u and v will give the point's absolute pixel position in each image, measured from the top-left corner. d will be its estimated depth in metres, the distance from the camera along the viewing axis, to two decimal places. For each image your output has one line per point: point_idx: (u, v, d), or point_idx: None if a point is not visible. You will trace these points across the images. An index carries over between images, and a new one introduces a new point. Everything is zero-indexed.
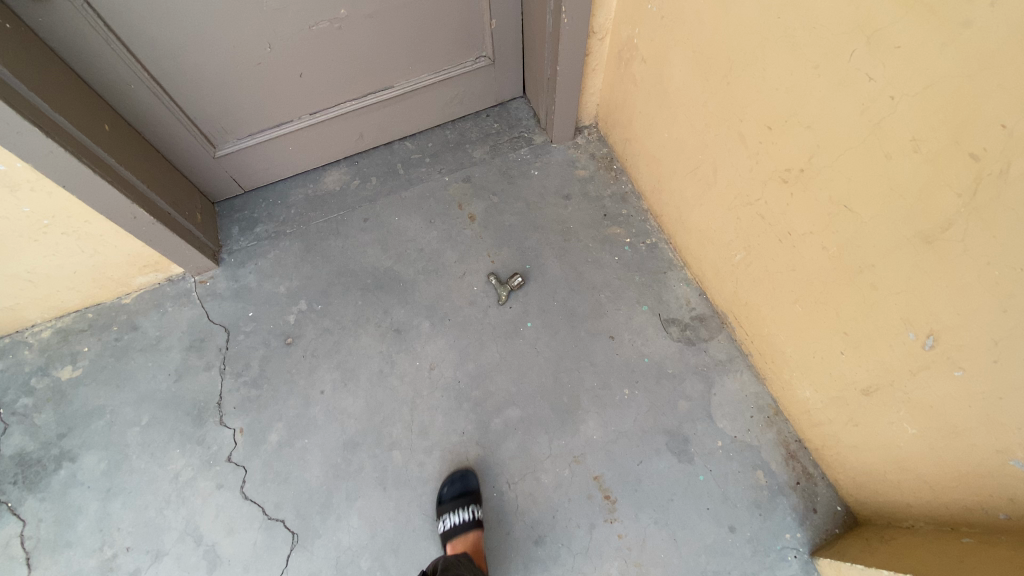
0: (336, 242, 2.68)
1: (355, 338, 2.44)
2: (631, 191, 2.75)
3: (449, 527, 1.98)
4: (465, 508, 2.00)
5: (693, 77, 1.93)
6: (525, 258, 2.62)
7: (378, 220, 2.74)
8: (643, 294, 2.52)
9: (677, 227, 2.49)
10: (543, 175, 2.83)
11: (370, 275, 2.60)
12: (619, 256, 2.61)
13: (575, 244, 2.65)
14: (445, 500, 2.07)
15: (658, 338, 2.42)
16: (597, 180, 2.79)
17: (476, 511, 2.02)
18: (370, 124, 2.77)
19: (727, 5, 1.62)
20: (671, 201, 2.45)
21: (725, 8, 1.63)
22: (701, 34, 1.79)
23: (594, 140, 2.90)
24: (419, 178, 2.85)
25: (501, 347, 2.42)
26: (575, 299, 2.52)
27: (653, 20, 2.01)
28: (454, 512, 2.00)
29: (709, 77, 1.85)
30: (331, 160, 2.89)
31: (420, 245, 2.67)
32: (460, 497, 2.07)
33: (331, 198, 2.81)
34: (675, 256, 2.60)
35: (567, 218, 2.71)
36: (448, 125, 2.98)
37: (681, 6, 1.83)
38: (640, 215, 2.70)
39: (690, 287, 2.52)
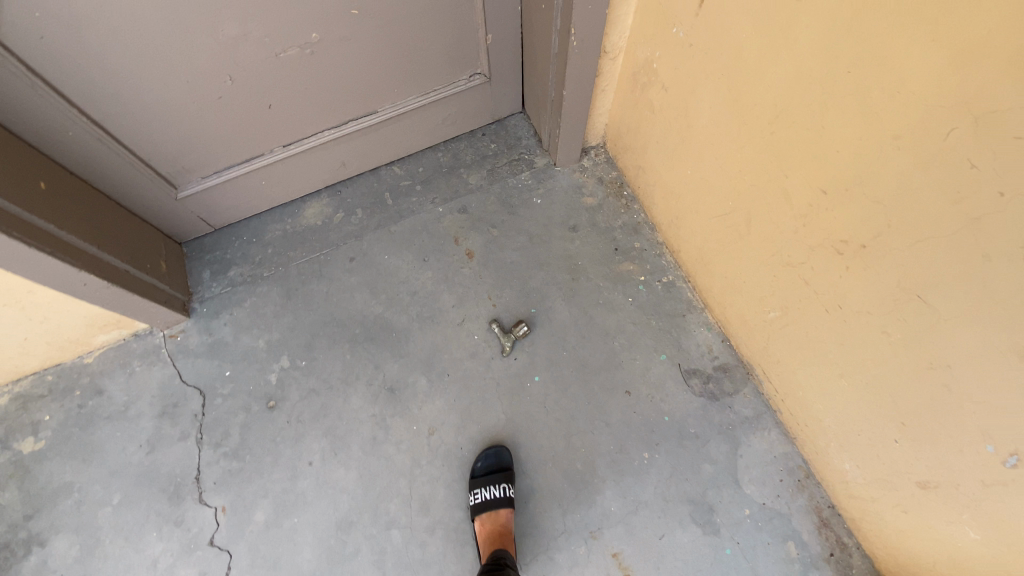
0: (319, 287, 2.42)
1: (344, 400, 2.22)
2: (645, 221, 2.48)
3: (481, 503, 1.97)
4: (498, 486, 1.99)
5: (726, 117, 1.67)
6: (529, 302, 2.36)
7: (365, 259, 2.46)
8: (661, 342, 2.29)
9: (699, 267, 2.24)
10: (547, 203, 2.54)
11: (358, 325, 2.34)
12: (633, 297, 2.36)
13: (583, 283, 2.39)
14: (478, 474, 2.05)
15: (678, 392, 2.21)
16: (607, 208, 2.52)
17: (508, 490, 1.99)
18: (354, 151, 2.48)
19: (776, 46, 1.35)
20: (693, 240, 2.19)
21: (773, 49, 1.36)
22: (738, 73, 1.52)
23: (602, 162, 2.61)
24: (409, 208, 2.56)
25: (506, 407, 2.20)
26: (586, 349, 2.28)
27: (677, 47, 1.73)
28: (487, 488, 1.99)
29: (747, 122, 1.58)
30: (311, 191, 2.59)
31: (412, 289, 2.40)
32: (492, 473, 2.04)
33: (311, 234, 2.53)
34: (696, 296, 2.35)
35: (575, 253, 2.44)
36: (440, 146, 2.68)
37: (714, 36, 1.55)
38: (656, 249, 2.44)
39: (711, 333, 2.29)
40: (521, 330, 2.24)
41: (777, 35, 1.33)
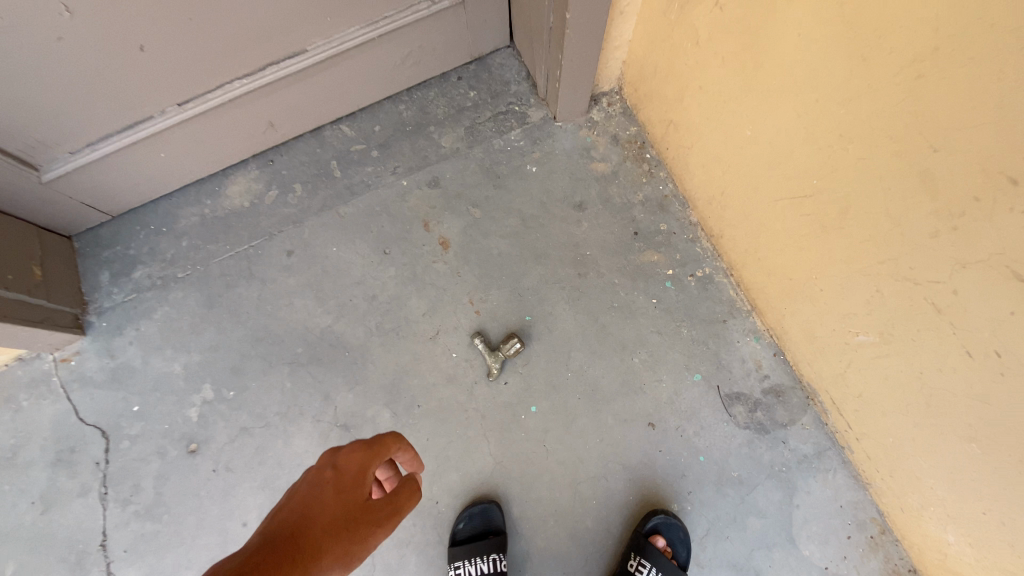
0: (250, 292, 1.86)
1: (285, 443, 1.72)
2: (675, 195, 1.87)
3: None
4: (486, 559, 1.57)
5: (829, 49, 1.05)
6: (522, 307, 1.80)
7: (307, 254, 1.88)
8: (696, 358, 1.74)
9: (749, 261, 1.66)
10: (543, 171, 1.92)
11: (300, 341, 1.80)
12: (659, 298, 1.78)
13: (592, 280, 1.81)
14: (460, 538, 1.61)
15: (717, 425, 1.69)
16: (623, 178, 1.90)
17: (498, 560, 1.60)
18: (287, 108, 1.85)
19: None
20: (744, 225, 1.60)
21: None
22: None
23: (617, 113, 1.96)
24: (360, 183, 1.95)
25: (494, 447, 1.70)
26: (596, 369, 1.74)
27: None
28: (472, 561, 1.58)
29: (875, 57, 0.97)
30: (235, 161, 1.98)
31: (368, 292, 1.83)
32: (479, 539, 1.60)
33: (238, 219, 1.95)
34: (741, 296, 1.78)
35: (581, 240, 1.84)
36: (403, 96, 2.03)
37: None
38: (688, 232, 1.83)
39: (760, 345, 1.75)
40: (513, 345, 1.68)
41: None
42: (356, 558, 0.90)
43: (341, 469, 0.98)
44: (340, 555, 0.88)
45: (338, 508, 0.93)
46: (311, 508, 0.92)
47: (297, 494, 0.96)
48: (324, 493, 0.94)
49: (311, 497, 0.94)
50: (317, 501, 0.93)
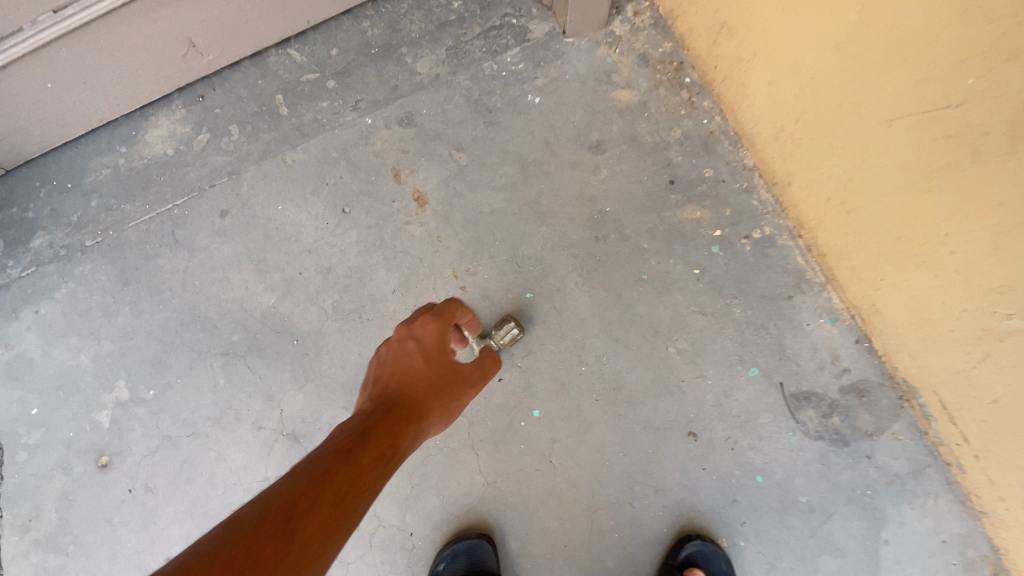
0: (174, 264, 1.46)
1: (218, 457, 1.35)
2: (723, 131, 1.41)
3: None
4: None
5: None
6: (521, 281, 1.38)
7: (245, 214, 1.46)
8: (752, 347, 1.31)
9: (829, 215, 1.22)
10: (549, 102, 1.45)
11: (235, 326, 1.40)
12: (702, 267, 1.34)
13: (613, 244, 1.37)
14: None
15: (780, 436, 1.27)
16: (653, 110, 1.43)
17: None
18: (211, 21, 1.40)
19: None
20: (829, 163, 1.16)
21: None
22: None
23: (647, 23, 1.48)
24: (312, 122, 1.50)
25: (485, 463, 1.31)
26: (619, 362, 1.32)
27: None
28: None
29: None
30: (153, 97, 1.55)
31: (321, 263, 1.41)
32: None
33: (160, 171, 1.53)
34: (812, 264, 1.33)
35: (599, 193, 1.40)
36: (366, 8, 1.56)
37: None
38: (741, 180, 1.38)
39: (837, 330, 1.31)
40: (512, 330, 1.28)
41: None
42: (455, 411, 1.09)
43: (423, 344, 1.09)
44: (443, 411, 1.06)
45: (433, 372, 1.07)
46: (407, 378, 1.05)
47: (391, 367, 1.08)
48: (413, 367, 1.06)
49: (403, 371, 1.05)
50: (410, 370, 1.06)
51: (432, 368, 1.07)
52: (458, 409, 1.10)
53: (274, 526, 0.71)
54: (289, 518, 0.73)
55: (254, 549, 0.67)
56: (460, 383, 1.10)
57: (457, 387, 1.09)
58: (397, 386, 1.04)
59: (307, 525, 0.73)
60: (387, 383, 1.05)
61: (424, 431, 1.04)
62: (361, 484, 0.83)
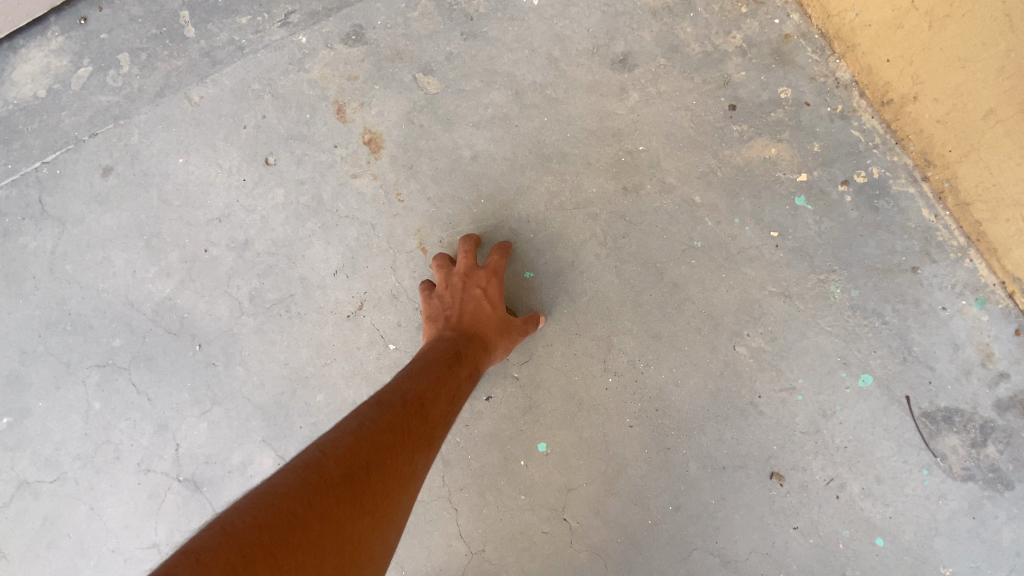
0: (40, 243, 1.06)
1: (91, 511, 0.97)
2: (804, 34, 0.95)
3: None
4: None
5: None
6: (516, 256, 0.97)
7: (135, 171, 1.06)
8: (859, 345, 0.88)
9: (989, 135, 0.80)
10: (553, 3, 1.02)
11: (117, 327, 1.00)
12: (781, 228, 0.92)
13: (648, 198, 0.95)
14: None
15: (906, 476, 0.86)
16: (702, 8, 0.99)
17: None
18: None
19: None
20: (1003, 48, 0.75)
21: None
22: None
23: None
24: (225, 46, 1.09)
25: (471, 517, 0.92)
26: (662, 371, 0.91)
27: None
28: None
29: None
30: (19, 21, 1.14)
31: (235, 235, 1.00)
32: None
33: (27, 120, 1.13)
34: (946, 221, 0.89)
35: (626, 127, 0.97)
36: None
37: None
38: (833, 102, 0.94)
39: (988, 316, 0.87)
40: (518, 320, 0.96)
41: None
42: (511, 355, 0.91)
43: (491, 288, 0.88)
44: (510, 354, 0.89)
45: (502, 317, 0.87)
46: (480, 318, 0.85)
47: (457, 301, 0.87)
48: (484, 308, 0.86)
49: (475, 310, 0.86)
50: (482, 308, 0.87)
51: (504, 311, 0.87)
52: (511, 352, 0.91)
53: (408, 419, 0.61)
54: (419, 414, 0.63)
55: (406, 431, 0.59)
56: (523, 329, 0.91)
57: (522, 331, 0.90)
58: (472, 322, 0.85)
59: (438, 414, 0.67)
60: (458, 317, 0.85)
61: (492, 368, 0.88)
62: (458, 398, 0.73)
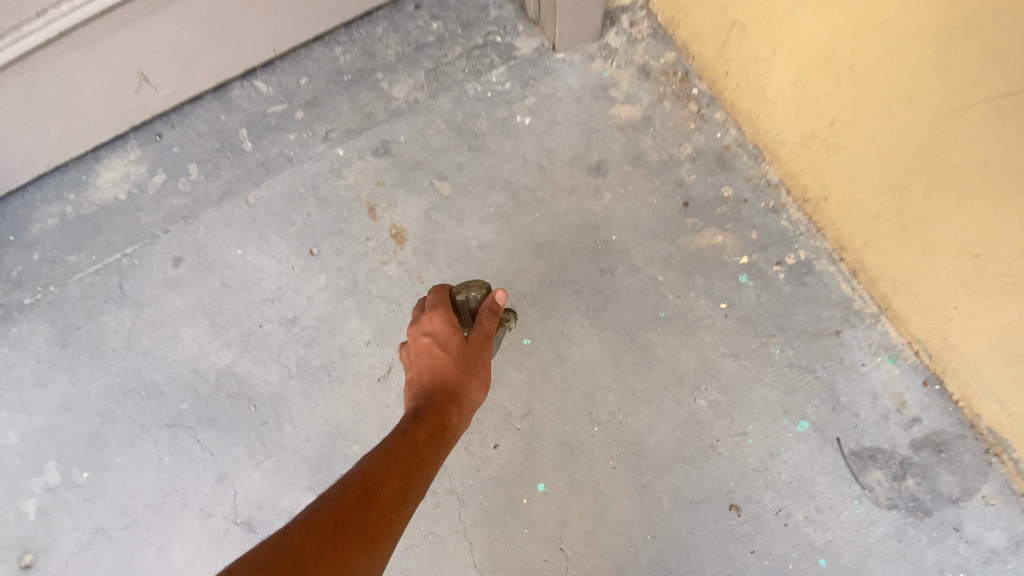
0: (120, 321, 1.27)
1: (158, 553, 1.14)
2: (740, 145, 1.23)
3: None
4: None
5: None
6: (517, 325, 1.18)
7: (201, 261, 1.29)
8: (798, 395, 1.09)
9: (879, 232, 1.02)
10: (541, 123, 1.29)
11: (185, 393, 1.20)
12: (729, 301, 1.14)
13: (623, 278, 1.18)
14: None
15: (844, 504, 1.04)
16: (658, 127, 1.26)
17: None
18: (156, 49, 1.26)
19: None
20: (877, 169, 0.97)
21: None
22: None
23: (646, 35, 1.33)
24: (278, 157, 1.35)
25: (482, 549, 1.09)
26: (638, 420, 1.10)
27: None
28: None
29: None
30: (107, 138, 1.40)
31: (284, 313, 1.22)
32: None
33: (108, 219, 1.37)
34: (861, 293, 1.12)
35: (602, 221, 1.21)
36: (340, 34, 1.43)
37: None
38: (765, 199, 1.19)
39: (900, 370, 1.08)
40: (513, 315, 1.04)
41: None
42: (488, 374, 0.91)
43: (440, 325, 0.91)
44: (485, 377, 0.90)
45: (467, 351, 0.90)
46: (437, 365, 0.87)
47: (416, 357, 0.91)
48: (439, 351, 0.89)
49: (429, 359, 0.88)
50: (437, 351, 0.89)
51: (458, 345, 0.89)
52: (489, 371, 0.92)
53: (344, 514, 0.64)
54: (358, 502, 0.66)
55: (330, 529, 0.62)
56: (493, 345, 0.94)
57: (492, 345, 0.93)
58: (431, 371, 0.87)
59: (382, 501, 0.68)
60: (420, 373, 0.88)
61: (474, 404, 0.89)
62: (416, 467, 0.75)
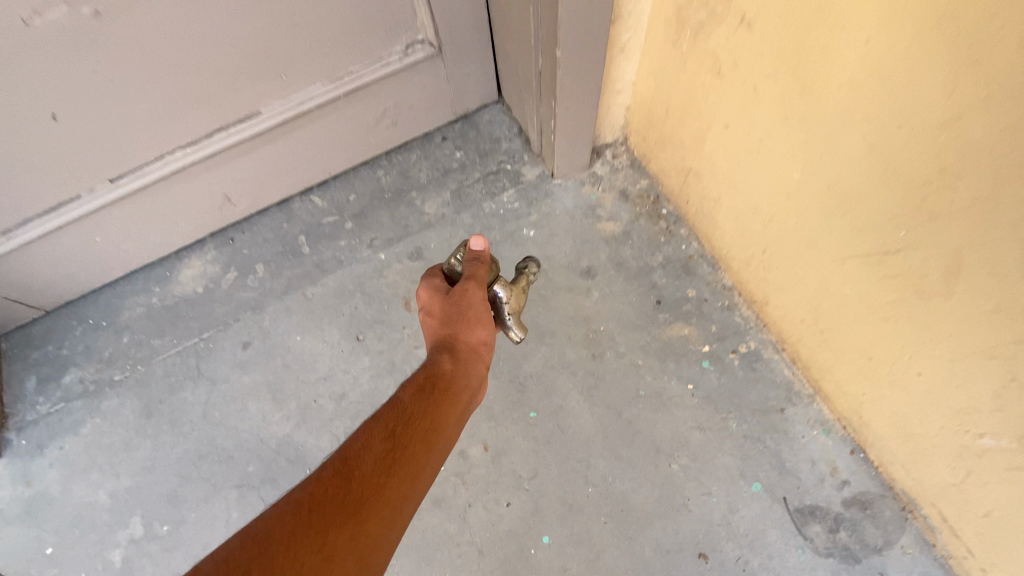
0: (197, 396, 1.55)
1: None
2: (700, 255, 1.56)
3: None
4: None
5: (927, 39, 0.74)
6: (525, 401, 1.45)
7: (266, 345, 1.58)
8: (751, 461, 1.35)
9: (806, 332, 1.32)
10: (543, 235, 1.62)
11: (252, 457, 1.46)
12: (695, 382, 1.43)
13: (610, 363, 1.47)
14: None
15: (790, 552, 1.29)
16: (636, 240, 1.60)
17: None
18: (240, 179, 1.59)
19: None
20: (798, 289, 1.27)
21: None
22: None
23: (625, 166, 1.69)
24: (330, 259, 1.67)
25: None
26: (624, 482, 1.36)
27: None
28: None
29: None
30: (189, 243, 1.72)
31: (335, 390, 1.50)
32: None
33: (188, 309, 1.66)
34: (799, 377, 1.42)
35: (592, 315, 1.52)
36: (382, 160, 1.78)
37: None
38: (722, 299, 1.51)
39: (831, 441, 1.36)
40: (530, 263, 1.18)
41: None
42: (478, 316, 1.03)
43: (431, 297, 1.09)
44: (475, 320, 1.03)
45: (449, 307, 1.04)
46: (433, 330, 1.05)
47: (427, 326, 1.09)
48: (433, 318, 1.06)
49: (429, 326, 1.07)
50: (433, 317, 1.06)
51: (444, 307, 1.05)
52: (482, 313, 1.03)
53: (333, 484, 0.79)
54: (344, 473, 0.80)
55: (317, 498, 0.76)
56: (483, 284, 1.05)
57: (482, 286, 1.05)
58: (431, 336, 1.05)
59: (367, 465, 0.82)
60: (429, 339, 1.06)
61: (471, 347, 1.02)
62: (406, 423, 0.89)
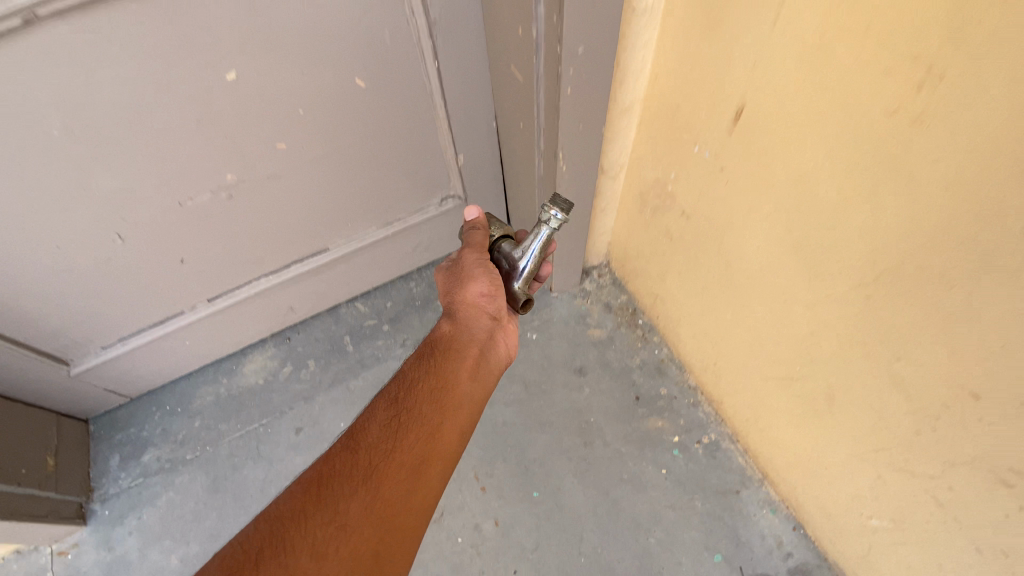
0: (256, 473, 1.87)
1: None
2: (669, 360, 1.94)
3: None
4: None
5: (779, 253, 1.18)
6: (529, 482, 1.78)
7: (316, 431, 1.92)
8: (713, 535, 1.67)
9: (751, 429, 1.68)
10: (543, 341, 2.01)
11: None
12: (667, 467, 1.77)
13: (597, 450, 1.81)
14: None
15: None
16: (618, 346, 1.99)
17: None
18: (304, 294, 2.00)
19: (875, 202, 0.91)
20: (741, 396, 1.65)
21: (921, 87, 0.76)
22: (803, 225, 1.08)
23: (609, 284, 2.11)
24: (370, 357, 2.04)
25: None
26: (609, 552, 1.66)
27: (747, 10, 0.97)
28: None
29: (835, 272, 1.06)
30: (254, 341, 2.10)
31: None
32: None
33: (250, 398, 2.02)
34: (750, 463, 1.76)
35: (583, 409, 1.88)
36: (413, 274, 2.20)
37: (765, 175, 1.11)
38: (688, 397, 1.87)
39: (777, 518, 1.68)
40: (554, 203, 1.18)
41: (933, 77, 0.75)
42: (470, 276, 1.27)
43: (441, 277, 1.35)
44: (468, 279, 1.27)
45: (451, 278, 1.31)
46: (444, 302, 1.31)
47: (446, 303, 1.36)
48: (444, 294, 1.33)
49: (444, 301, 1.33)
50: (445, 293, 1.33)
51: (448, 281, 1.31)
52: (473, 271, 1.27)
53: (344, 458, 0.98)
54: (353, 447, 1.00)
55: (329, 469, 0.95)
56: (478, 246, 1.30)
57: (476, 247, 1.29)
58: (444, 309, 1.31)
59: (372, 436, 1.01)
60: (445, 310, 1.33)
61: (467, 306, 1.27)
62: (409, 391, 1.10)
